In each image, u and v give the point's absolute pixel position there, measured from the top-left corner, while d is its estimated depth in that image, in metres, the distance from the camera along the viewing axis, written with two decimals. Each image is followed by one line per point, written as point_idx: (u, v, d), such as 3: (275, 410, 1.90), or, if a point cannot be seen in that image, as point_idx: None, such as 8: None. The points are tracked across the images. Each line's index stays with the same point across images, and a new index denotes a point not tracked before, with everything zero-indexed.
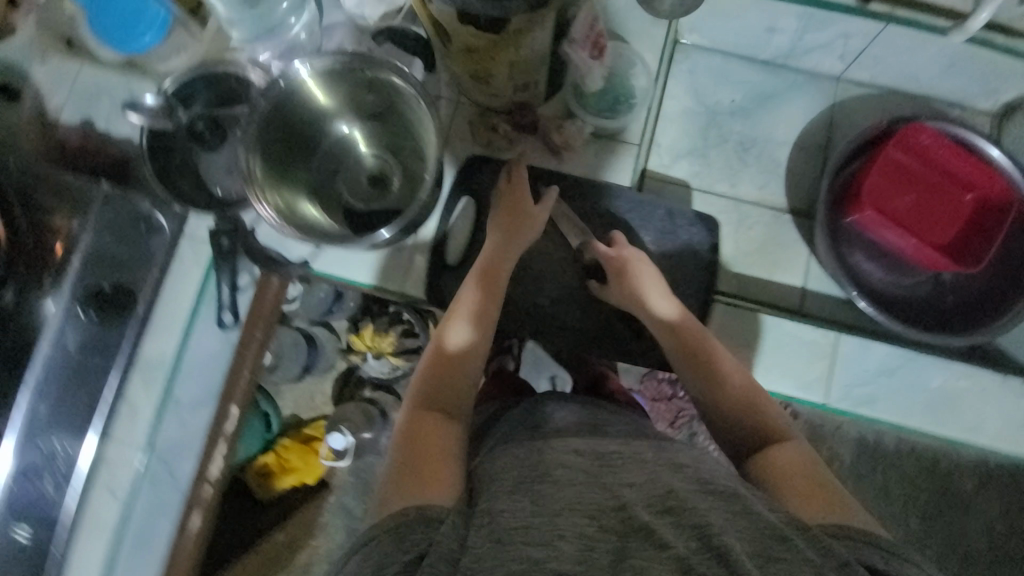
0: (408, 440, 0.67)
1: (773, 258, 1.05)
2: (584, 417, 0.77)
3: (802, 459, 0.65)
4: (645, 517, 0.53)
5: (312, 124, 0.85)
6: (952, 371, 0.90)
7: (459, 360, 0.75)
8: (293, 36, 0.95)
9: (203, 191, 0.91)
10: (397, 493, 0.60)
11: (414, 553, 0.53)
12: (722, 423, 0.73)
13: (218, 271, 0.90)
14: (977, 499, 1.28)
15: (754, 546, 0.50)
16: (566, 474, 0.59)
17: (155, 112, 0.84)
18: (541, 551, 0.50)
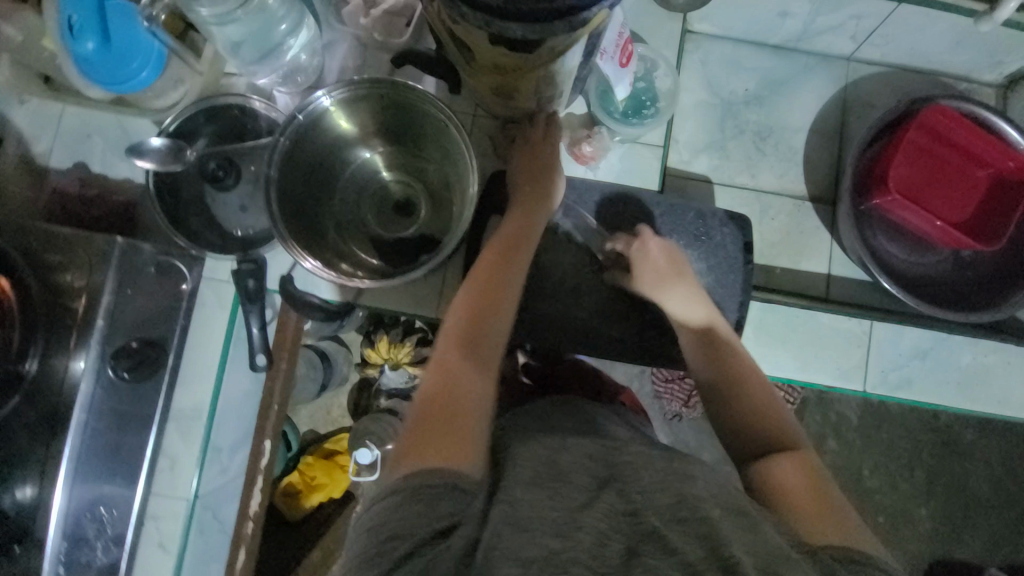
0: (433, 390, 0.59)
1: (797, 247, 1.05)
2: (599, 417, 0.71)
3: (809, 474, 0.59)
4: (657, 523, 0.47)
5: (333, 153, 0.83)
6: (980, 348, 0.95)
7: (490, 313, 0.67)
8: (292, 58, 0.88)
9: (219, 232, 0.88)
10: (420, 447, 0.54)
11: (443, 524, 0.48)
12: (731, 425, 0.69)
13: (246, 312, 0.87)
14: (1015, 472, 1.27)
15: (758, 558, 0.45)
16: (589, 467, 0.54)
17: (164, 155, 0.82)
18: (558, 540, 0.46)
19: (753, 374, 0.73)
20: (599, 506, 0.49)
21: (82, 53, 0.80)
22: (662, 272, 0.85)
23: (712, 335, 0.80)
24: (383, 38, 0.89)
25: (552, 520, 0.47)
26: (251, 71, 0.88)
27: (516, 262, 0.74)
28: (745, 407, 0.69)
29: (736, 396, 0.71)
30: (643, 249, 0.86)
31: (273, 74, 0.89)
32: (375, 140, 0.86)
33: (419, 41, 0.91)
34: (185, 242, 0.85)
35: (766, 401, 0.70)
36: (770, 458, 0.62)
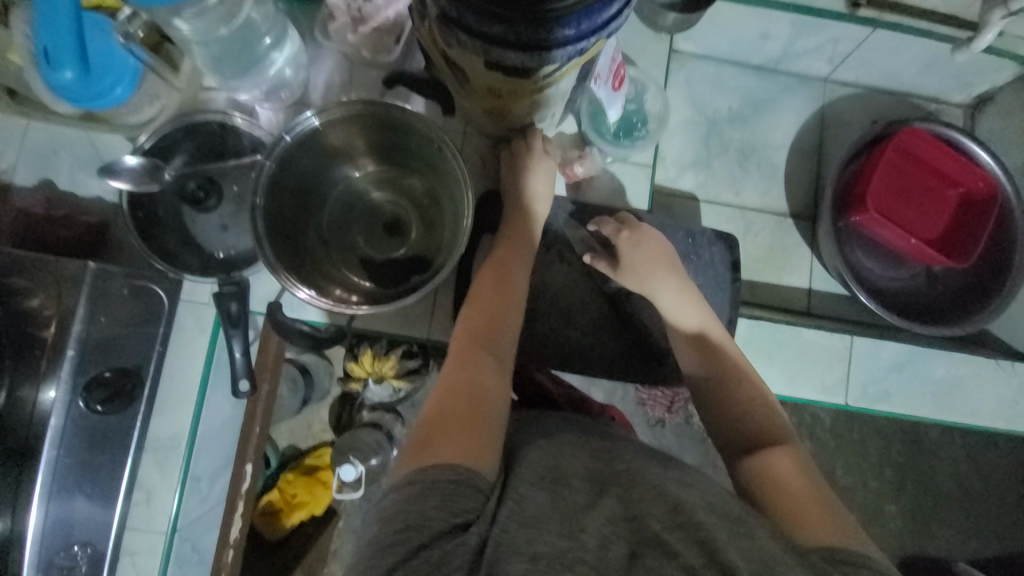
0: (447, 393, 0.60)
1: (780, 262, 1.08)
2: (601, 424, 0.71)
3: (799, 473, 0.62)
4: (658, 528, 0.46)
5: (318, 172, 0.81)
6: (953, 360, 0.99)
7: (499, 325, 0.70)
8: (276, 73, 0.85)
9: (198, 253, 0.84)
10: (436, 442, 0.53)
11: (462, 518, 0.47)
12: (726, 425, 0.72)
13: (227, 335, 0.83)
14: (1002, 480, 1.28)
15: (753, 562, 0.44)
16: (593, 468, 0.54)
17: (137, 175, 0.78)
18: (565, 540, 0.45)
19: (744, 376, 0.76)
20: (602, 509, 0.48)
21: (59, 82, 0.76)
22: (655, 271, 0.84)
23: (705, 336, 0.81)
24: (370, 54, 0.88)
25: (557, 518, 0.47)
26: (232, 87, 0.85)
27: (519, 274, 0.77)
28: (738, 406, 0.73)
29: (728, 395, 0.75)
30: (637, 244, 0.85)
31: (256, 87, 0.85)
32: (363, 159, 0.84)
33: (407, 58, 0.89)
34: (163, 266, 0.80)
35: (757, 402, 0.73)
36: (762, 456, 0.65)
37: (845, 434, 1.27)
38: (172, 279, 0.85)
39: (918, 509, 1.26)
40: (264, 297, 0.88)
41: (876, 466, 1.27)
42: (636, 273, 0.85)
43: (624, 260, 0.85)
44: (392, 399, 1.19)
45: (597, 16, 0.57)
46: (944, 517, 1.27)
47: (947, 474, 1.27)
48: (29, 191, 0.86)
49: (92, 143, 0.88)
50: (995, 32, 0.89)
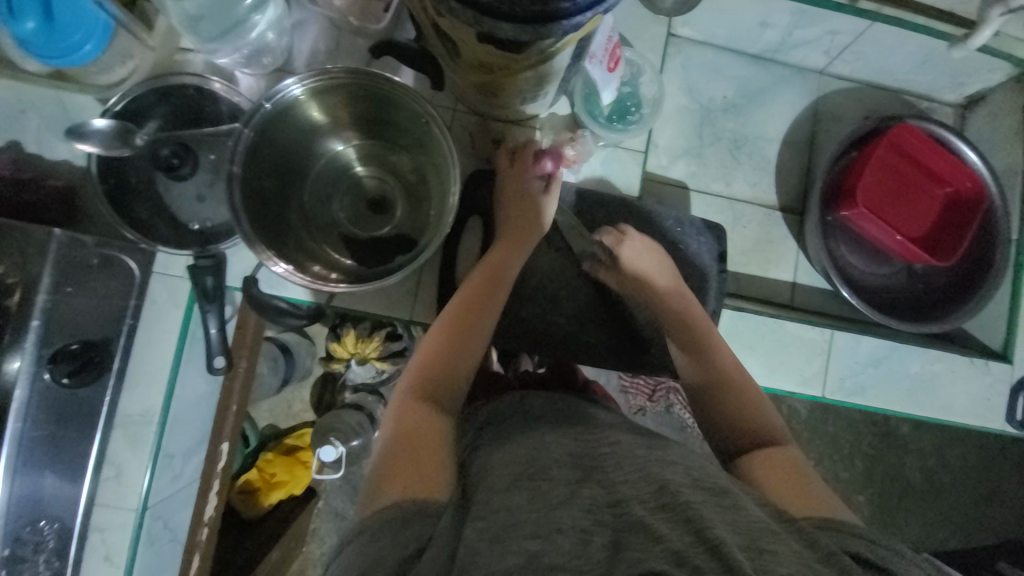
0: (394, 430, 0.59)
1: (767, 254, 1.08)
2: (581, 408, 0.69)
3: (788, 464, 0.62)
4: (640, 512, 0.43)
5: (301, 142, 0.78)
6: (929, 356, 1.01)
7: (449, 346, 0.69)
8: (258, 38, 0.80)
9: (170, 223, 0.81)
10: (389, 482, 0.53)
11: (413, 546, 0.46)
12: (722, 425, 0.71)
13: (202, 310, 0.80)
14: (971, 473, 1.32)
15: (739, 535, 0.41)
16: (563, 461, 0.52)
17: (109, 139, 0.74)
18: (538, 543, 0.42)
19: (736, 372, 0.75)
20: (579, 501, 0.46)
21: (22, 34, 0.72)
22: (654, 276, 0.87)
23: (693, 339, 0.80)
24: (359, 23, 0.83)
25: (532, 520, 0.44)
26: (212, 50, 0.79)
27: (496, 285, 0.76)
28: (733, 405, 0.72)
29: (720, 394, 0.73)
30: (638, 252, 0.87)
31: (239, 49, 0.80)
32: (348, 131, 0.81)
33: (396, 29, 0.86)
34: (133, 236, 0.78)
35: (750, 399, 0.72)
36: (756, 451, 0.65)
37: (820, 426, 1.29)
38: (142, 249, 0.81)
39: (886, 500, 1.30)
40: (241, 272, 0.84)
41: (847, 457, 1.30)
42: (638, 266, 0.87)
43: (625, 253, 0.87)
44: (375, 380, 1.18)
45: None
46: (912, 509, 1.31)
47: (915, 467, 1.31)
48: None
49: (61, 103, 0.83)
50: (993, 29, 0.91)
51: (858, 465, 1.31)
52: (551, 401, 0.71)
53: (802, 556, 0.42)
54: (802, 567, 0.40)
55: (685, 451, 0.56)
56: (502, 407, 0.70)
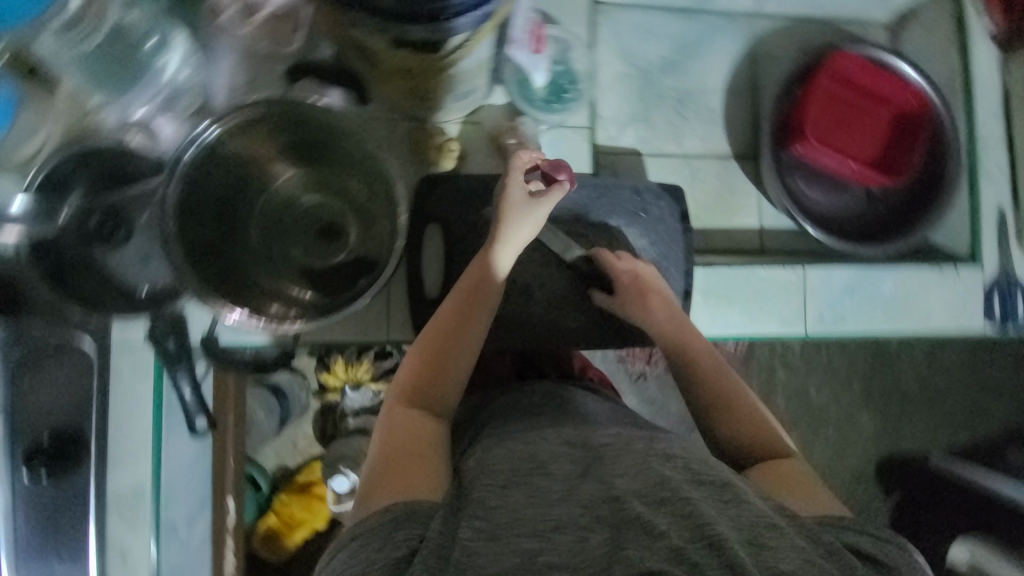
0: (385, 436, 0.59)
1: (730, 205, 1.08)
2: (582, 401, 0.70)
3: (793, 469, 0.62)
4: (639, 507, 0.45)
5: (237, 181, 0.76)
6: (900, 274, 1.03)
7: (443, 346, 0.66)
8: (168, 82, 0.78)
9: (118, 293, 0.77)
10: (383, 484, 0.53)
11: (405, 550, 0.46)
12: (724, 434, 0.67)
13: (173, 376, 0.79)
14: (961, 376, 1.36)
15: (740, 531, 0.44)
16: (560, 453, 0.53)
17: (32, 216, 0.72)
18: (534, 541, 0.44)
19: (732, 374, 0.70)
20: (578, 496, 0.47)
21: None
22: (650, 295, 0.81)
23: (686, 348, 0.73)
24: (271, 49, 0.80)
25: (529, 519, 0.46)
26: (124, 103, 0.77)
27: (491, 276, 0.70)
28: (732, 410, 0.67)
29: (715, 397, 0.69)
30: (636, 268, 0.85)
31: (153, 93, 0.78)
32: (284, 163, 0.79)
33: (310, 49, 0.82)
34: (79, 309, 0.75)
35: (747, 401, 0.68)
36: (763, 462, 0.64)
37: (813, 359, 1.31)
38: (97, 323, 0.78)
39: (888, 414, 1.35)
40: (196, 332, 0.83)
41: (845, 380, 1.33)
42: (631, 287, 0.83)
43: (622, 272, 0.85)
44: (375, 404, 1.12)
45: None
46: (913, 420, 1.35)
47: (909, 380, 1.35)
48: None
49: None
50: None
51: (856, 391, 1.34)
52: (545, 396, 0.72)
53: (807, 555, 0.43)
54: (804, 564, 0.42)
55: (678, 438, 0.57)
56: (494, 409, 0.71)
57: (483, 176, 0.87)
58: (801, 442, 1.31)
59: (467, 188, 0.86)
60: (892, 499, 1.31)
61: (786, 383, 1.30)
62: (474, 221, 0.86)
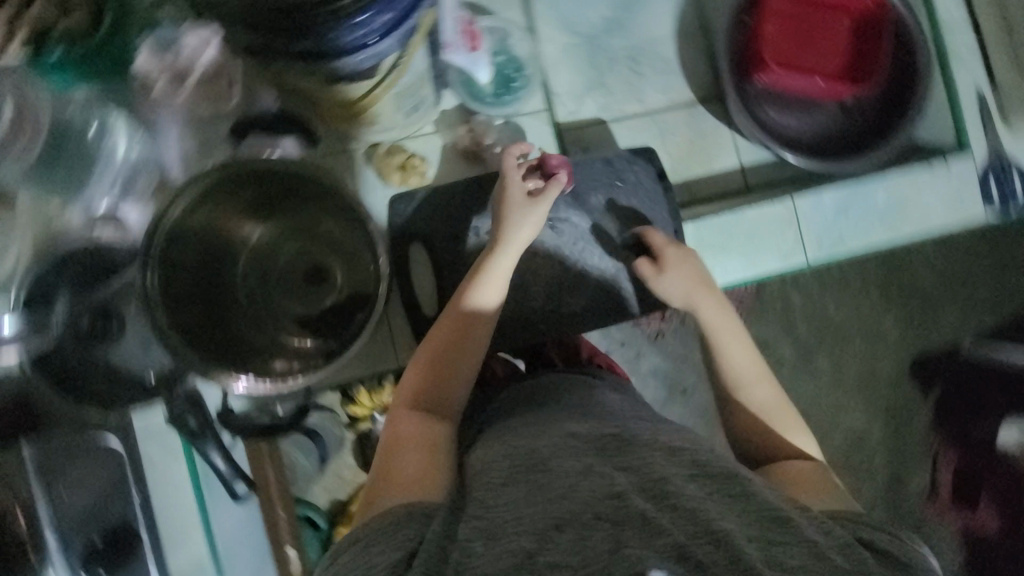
0: (388, 443, 0.60)
1: (706, 152, 1.06)
2: (587, 392, 0.68)
3: (817, 473, 0.63)
4: (641, 504, 0.44)
5: (213, 250, 0.76)
6: (891, 180, 1.01)
7: (441, 354, 0.67)
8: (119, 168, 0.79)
9: (129, 384, 0.78)
10: (387, 488, 0.54)
11: (405, 550, 0.46)
12: (741, 435, 0.71)
13: (199, 448, 0.79)
14: (974, 264, 1.34)
15: (747, 524, 0.44)
16: (567, 445, 0.52)
17: (28, 331, 0.74)
18: (534, 540, 0.42)
19: (754, 377, 0.72)
20: (577, 492, 0.46)
21: None
22: (693, 291, 0.77)
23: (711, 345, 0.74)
24: (211, 110, 0.79)
25: (529, 517, 0.44)
26: (87, 202, 0.79)
27: (489, 276, 0.70)
28: (747, 412, 0.71)
29: (730, 400, 0.72)
30: (683, 262, 0.80)
31: (111, 184, 0.79)
32: (252, 222, 0.79)
33: (250, 103, 0.81)
34: (95, 411, 0.78)
35: (765, 406, 0.71)
36: (783, 463, 0.66)
37: (822, 284, 1.30)
38: (116, 419, 0.79)
39: (911, 316, 1.33)
40: (212, 409, 0.82)
41: (862, 292, 1.32)
42: (673, 286, 0.79)
43: (666, 266, 0.80)
44: None
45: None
46: (936, 320, 1.33)
47: (922, 281, 1.33)
48: None
49: None
50: None
51: (873, 304, 1.32)
52: (549, 391, 0.70)
53: (812, 541, 0.43)
54: (811, 562, 0.42)
55: (695, 437, 0.55)
56: (500, 405, 0.71)
57: (452, 185, 0.86)
58: (831, 365, 1.31)
59: (438, 200, 0.86)
60: (933, 397, 1.32)
61: (803, 310, 1.30)
62: (454, 231, 0.86)
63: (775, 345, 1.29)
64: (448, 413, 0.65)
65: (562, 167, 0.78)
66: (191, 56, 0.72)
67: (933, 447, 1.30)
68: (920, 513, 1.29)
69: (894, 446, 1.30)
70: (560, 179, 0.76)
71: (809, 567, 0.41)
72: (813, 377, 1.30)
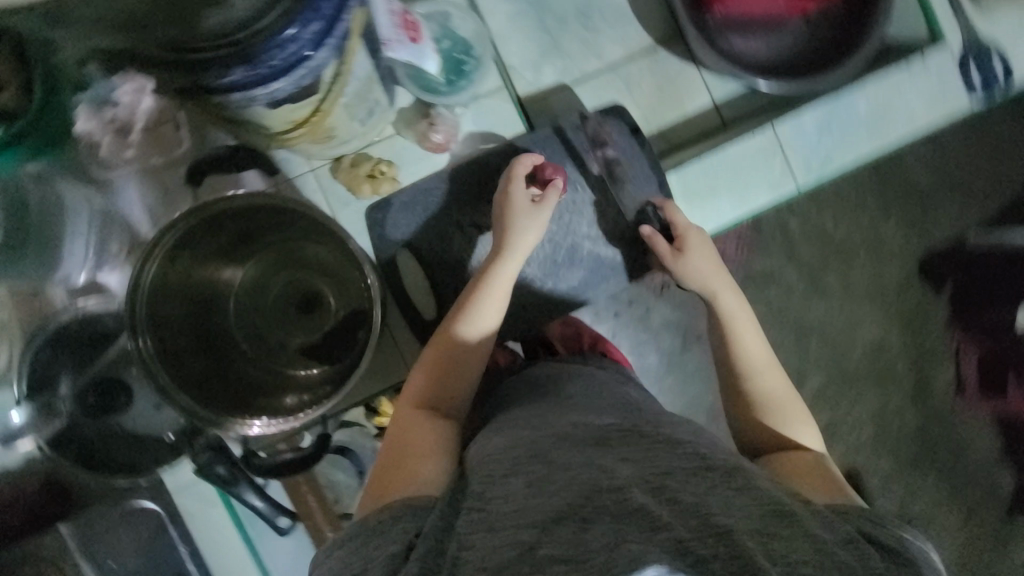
0: (392, 443, 0.59)
1: (676, 96, 1.02)
2: (598, 385, 0.68)
3: (820, 466, 0.63)
4: (642, 498, 0.40)
5: (198, 300, 0.74)
6: (870, 87, 0.97)
7: (443, 358, 0.67)
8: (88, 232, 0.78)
9: (150, 448, 0.78)
10: (388, 485, 0.53)
11: (402, 543, 0.44)
12: (745, 423, 0.72)
13: (233, 491, 0.76)
14: (967, 155, 1.31)
15: (749, 522, 0.39)
16: (572, 438, 0.50)
17: (36, 419, 0.75)
18: (532, 533, 0.39)
19: (763, 366, 0.73)
20: (574, 482, 0.43)
21: None
22: (713, 275, 0.78)
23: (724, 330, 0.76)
24: (162, 158, 0.79)
25: (526, 509, 0.41)
26: (64, 276, 0.77)
27: (495, 278, 0.72)
28: (753, 397, 0.72)
29: (735, 385, 0.73)
30: (703, 245, 0.81)
31: (85, 245, 0.78)
32: (231, 263, 0.77)
33: (201, 142, 0.80)
34: (125, 479, 0.76)
35: (772, 393, 0.72)
36: (786, 452, 0.67)
37: (816, 205, 1.28)
38: (147, 483, 0.80)
39: (912, 216, 1.31)
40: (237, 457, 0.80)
41: (858, 203, 1.29)
42: (697, 267, 0.79)
43: (687, 248, 0.81)
44: None
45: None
46: (938, 218, 1.31)
47: (917, 181, 1.31)
48: None
49: None
50: None
51: (871, 215, 1.30)
52: (551, 381, 0.70)
53: (816, 537, 0.40)
54: (818, 559, 0.38)
55: (688, 428, 0.55)
56: (501, 399, 0.70)
57: (426, 185, 0.85)
58: (840, 281, 1.29)
59: (414, 204, 0.85)
60: (947, 292, 1.31)
61: (803, 232, 1.28)
62: (437, 230, 0.85)
63: (781, 273, 1.27)
64: (453, 412, 0.66)
65: (558, 172, 0.82)
66: (128, 109, 0.73)
67: (952, 344, 1.30)
68: (950, 408, 1.30)
69: (916, 349, 1.30)
70: (558, 185, 0.79)
71: (813, 565, 0.37)
72: (825, 298, 1.29)
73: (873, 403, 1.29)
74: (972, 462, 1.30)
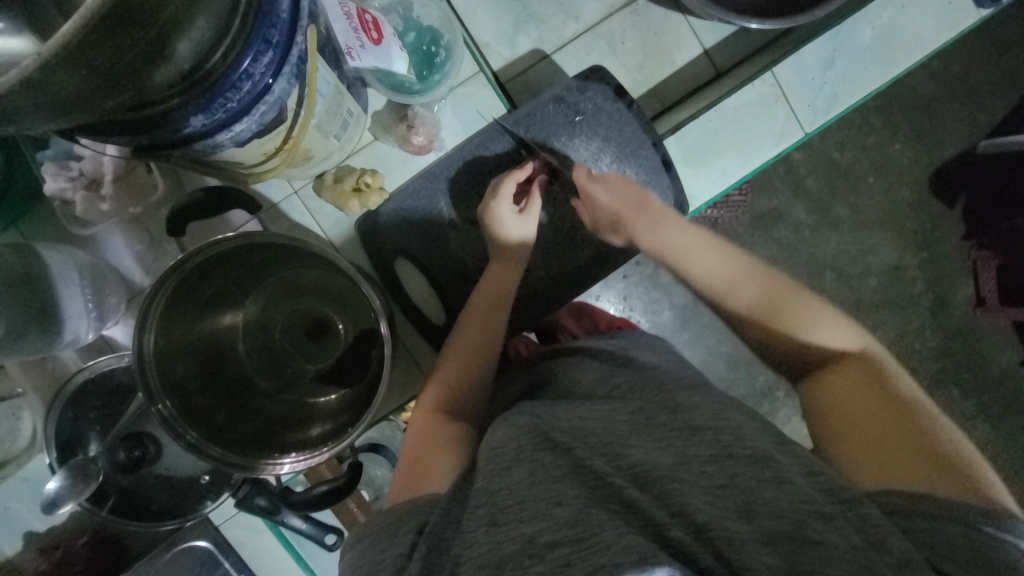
0: (414, 438, 0.60)
1: (664, 49, 0.95)
2: (605, 364, 0.66)
3: (864, 377, 0.54)
4: (634, 493, 0.40)
5: (208, 344, 0.72)
6: (875, 11, 0.90)
7: (451, 360, 0.69)
8: (73, 276, 0.69)
9: (186, 492, 0.79)
10: (415, 477, 0.53)
11: (411, 534, 0.45)
12: (764, 343, 0.63)
13: (273, 512, 0.76)
14: (976, 63, 1.23)
15: (776, 525, 0.38)
16: (572, 426, 0.49)
17: (72, 483, 0.70)
18: (533, 523, 0.39)
19: (726, 282, 0.66)
20: (575, 481, 0.42)
21: None
22: (625, 212, 0.75)
23: (670, 259, 0.70)
24: (139, 206, 0.76)
25: (529, 497, 0.42)
26: (71, 337, 0.71)
27: (505, 283, 0.75)
28: (743, 315, 0.64)
29: (722, 313, 0.67)
30: (605, 193, 0.77)
31: (84, 295, 0.70)
32: (231, 304, 0.74)
33: (177, 183, 0.77)
34: (174, 523, 0.77)
35: (754, 303, 0.63)
36: (820, 376, 0.57)
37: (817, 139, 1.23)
38: (193, 523, 0.81)
39: (920, 134, 1.24)
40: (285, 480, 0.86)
41: (863, 125, 1.23)
42: (610, 211, 0.76)
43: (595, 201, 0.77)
44: None
45: (280, 15, 0.45)
46: (948, 133, 1.24)
47: (923, 99, 1.24)
48: (20, 560, 0.79)
49: (20, 479, 0.79)
50: None
51: (876, 140, 1.24)
52: (564, 371, 0.67)
53: (858, 548, 0.37)
54: (858, 570, 0.35)
55: (707, 404, 0.50)
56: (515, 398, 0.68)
57: (412, 190, 0.82)
58: (850, 210, 1.25)
59: (406, 212, 0.82)
60: (959, 208, 1.26)
61: (807, 165, 1.23)
62: (433, 234, 0.83)
63: (789, 211, 1.23)
64: (466, 415, 0.65)
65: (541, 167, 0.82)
66: (94, 161, 0.73)
67: (970, 261, 1.26)
68: (969, 325, 1.28)
69: (933, 269, 1.26)
70: (539, 184, 0.80)
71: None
72: (836, 228, 1.25)
73: (894, 329, 1.27)
74: (995, 373, 1.29)
